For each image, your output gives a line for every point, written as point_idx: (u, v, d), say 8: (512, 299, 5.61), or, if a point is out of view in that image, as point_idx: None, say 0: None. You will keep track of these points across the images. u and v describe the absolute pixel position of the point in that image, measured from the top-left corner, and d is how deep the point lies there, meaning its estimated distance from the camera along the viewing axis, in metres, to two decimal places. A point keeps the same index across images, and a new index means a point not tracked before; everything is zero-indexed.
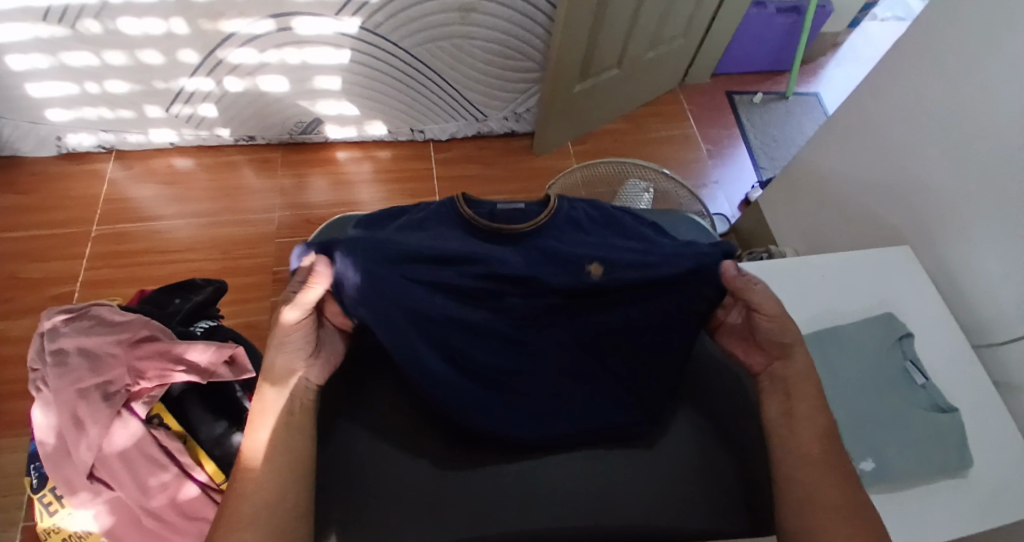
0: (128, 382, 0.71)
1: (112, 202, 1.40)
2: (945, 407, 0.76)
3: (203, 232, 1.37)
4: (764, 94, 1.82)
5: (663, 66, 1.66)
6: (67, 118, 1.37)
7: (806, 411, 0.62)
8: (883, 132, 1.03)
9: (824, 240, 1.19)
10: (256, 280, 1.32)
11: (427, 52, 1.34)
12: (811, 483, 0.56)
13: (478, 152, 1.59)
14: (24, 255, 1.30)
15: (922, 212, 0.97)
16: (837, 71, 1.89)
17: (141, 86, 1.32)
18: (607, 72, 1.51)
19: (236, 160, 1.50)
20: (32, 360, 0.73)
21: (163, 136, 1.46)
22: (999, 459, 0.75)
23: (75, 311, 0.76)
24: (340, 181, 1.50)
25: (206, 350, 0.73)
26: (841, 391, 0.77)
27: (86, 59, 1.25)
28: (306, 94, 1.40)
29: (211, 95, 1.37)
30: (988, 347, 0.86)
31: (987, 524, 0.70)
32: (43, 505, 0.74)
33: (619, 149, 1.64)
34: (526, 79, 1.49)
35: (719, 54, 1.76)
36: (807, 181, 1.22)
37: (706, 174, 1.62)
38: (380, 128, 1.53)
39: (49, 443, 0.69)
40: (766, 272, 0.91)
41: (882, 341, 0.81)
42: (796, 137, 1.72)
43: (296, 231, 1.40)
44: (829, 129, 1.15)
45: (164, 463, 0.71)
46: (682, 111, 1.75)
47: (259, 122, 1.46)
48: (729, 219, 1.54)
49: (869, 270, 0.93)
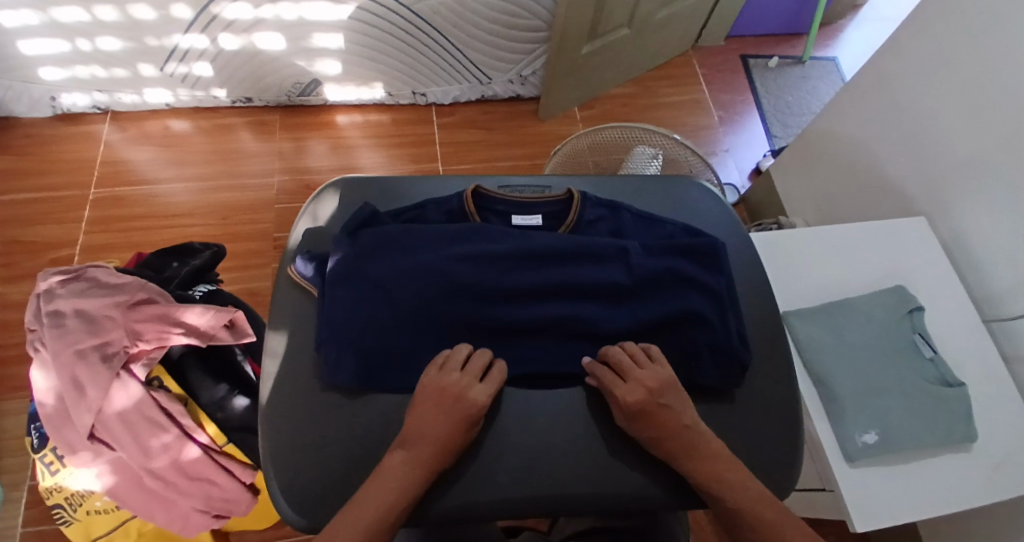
0: (126, 343, 0.70)
1: (108, 165, 1.38)
2: (952, 382, 0.75)
3: (200, 197, 1.35)
4: (779, 58, 1.75)
5: (675, 26, 1.59)
6: (60, 77, 1.34)
7: (715, 467, 0.50)
8: (901, 98, 0.99)
9: (836, 210, 1.16)
10: (257, 246, 1.30)
11: (427, 9, 1.29)
12: (757, 523, 0.48)
13: (482, 117, 1.55)
14: (21, 218, 1.29)
15: (938, 184, 0.94)
16: (856, 33, 1.82)
17: (134, 43, 1.28)
18: (617, 32, 1.45)
19: (234, 123, 1.47)
20: (29, 322, 0.73)
21: (158, 97, 1.42)
22: (1005, 432, 0.74)
23: (71, 272, 0.75)
24: (340, 145, 1.47)
25: (204, 315, 0.73)
26: (842, 369, 0.75)
27: (76, 15, 1.21)
28: (304, 53, 1.36)
29: (206, 53, 1.33)
30: (998, 320, 0.85)
31: (990, 496, 0.70)
32: (44, 465, 0.75)
33: (627, 114, 1.59)
34: (530, 39, 1.44)
35: (734, 15, 1.69)
36: (821, 149, 1.18)
37: (716, 141, 1.57)
38: (379, 90, 1.49)
39: (50, 405, 0.69)
40: (777, 243, 0.89)
41: (892, 313, 0.80)
42: (811, 103, 1.67)
43: (295, 196, 1.38)
44: (846, 94, 1.11)
45: (165, 425, 0.71)
46: (693, 74, 1.69)
47: (256, 82, 1.42)
48: (739, 189, 1.51)
49: (878, 242, 0.90)
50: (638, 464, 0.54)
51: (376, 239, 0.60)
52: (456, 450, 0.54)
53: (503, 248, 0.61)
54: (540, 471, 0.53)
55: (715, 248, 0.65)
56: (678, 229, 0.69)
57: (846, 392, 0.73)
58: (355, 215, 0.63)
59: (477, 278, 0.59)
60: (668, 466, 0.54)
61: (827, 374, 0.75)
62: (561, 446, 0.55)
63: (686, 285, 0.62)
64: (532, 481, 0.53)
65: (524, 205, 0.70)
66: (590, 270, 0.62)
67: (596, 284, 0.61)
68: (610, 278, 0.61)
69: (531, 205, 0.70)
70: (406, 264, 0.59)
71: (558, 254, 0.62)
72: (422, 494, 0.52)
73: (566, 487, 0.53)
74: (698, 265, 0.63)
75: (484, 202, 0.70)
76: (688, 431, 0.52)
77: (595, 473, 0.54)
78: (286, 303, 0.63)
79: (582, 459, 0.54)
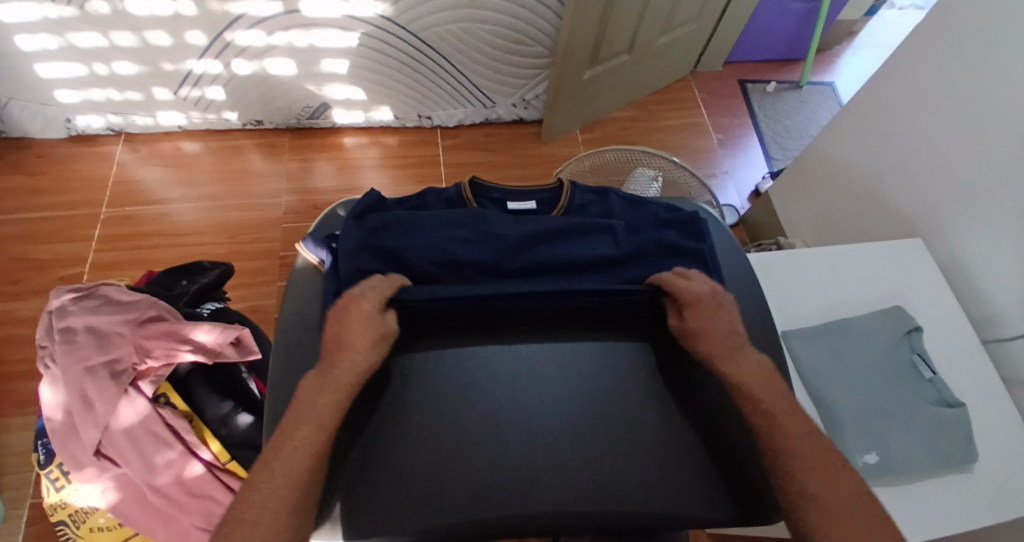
0: (135, 360, 0.72)
1: (120, 185, 1.41)
2: (952, 403, 0.75)
3: (209, 216, 1.38)
4: (778, 83, 1.79)
5: (675, 52, 1.63)
6: (75, 99, 1.38)
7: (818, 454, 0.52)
8: (897, 124, 1.01)
9: (835, 232, 1.17)
10: (263, 265, 1.32)
11: (434, 36, 1.33)
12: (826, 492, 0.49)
13: (485, 139, 1.58)
14: (34, 235, 1.31)
15: (935, 207, 0.96)
16: (853, 59, 1.86)
17: (149, 67, 1.32)
18: (618, 58, 1.49)
19: (243, 144, 1.50)
20: (41, 338, 0.74)
21: (171, 119, 1.46)
22: (1006, 454, 0.74)
23: (83, 289, 0.77)
24: (346, 166, 1.50)
25: (212, 331, 0.74)
26: (840, 389, 0.76)
27: (94, 40, 1.25)
28: (313, 78, 1.39)
29: (218, 77, 1.36)
30: (997, 341, 0.85)
31: (992, 518, 0.69)
32: (49, 481, 0.76)
33: (628, 137, 1.62)
34: (534, 65, 1.47)
35: (733, 41, 1.73)
36: (819, 171, 1.20)
37: (716, 163, 1.60)
38: (386, 114, 1.52)
39: (57, 419, 0.70)
40: (776, 263, 0.90)
41: (890, 334, 0.80)
42: (809, 127, 1.70)
43: (302, 216, 1.40)
44: (842, 119, 1.13)
45: (169, 441, 0.72)
46: (693, 98, 1.73)
47: (266, 105, 1.46)
48: (739, 210, 1.52)
49: (876, 263, 0.91)
50: (636, 481, 0.54)
51: (381, 221, 0.66)
52: (459, 468, 0.54)
53: (503, 230, 0.67)
54: (537, 491, 0.53)
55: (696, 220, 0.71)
56: (662, 207, 0.75)
57: (845, 413, 0.74)
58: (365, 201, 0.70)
59: (478, 252, 0.66)
60: (665, 481, 0.55)
61: (825, 393, 0.76)
62: (560, 464, 0.55)
63: (666, 255, 0.69)
64: (531, 500, 0.53)
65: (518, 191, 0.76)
66: (580, 245, 0.68)
67: (585, 258, 0.68)
68: (598, 253, 0.67)
69: (525, 192, 0.76)
70: (414, 239, 0.65)
71: (551, 232, 0.68)
72: (420, 511, 0.52)
73: (564, 507, 0.53)
74: (683, 235, 0.70)
75: (480, 190, 0.75)
76: (734, 338, 0.62)
77: (593, 492, 0.54)
78: (303, 286, 0.67)
79: (581, 478, 0.54)
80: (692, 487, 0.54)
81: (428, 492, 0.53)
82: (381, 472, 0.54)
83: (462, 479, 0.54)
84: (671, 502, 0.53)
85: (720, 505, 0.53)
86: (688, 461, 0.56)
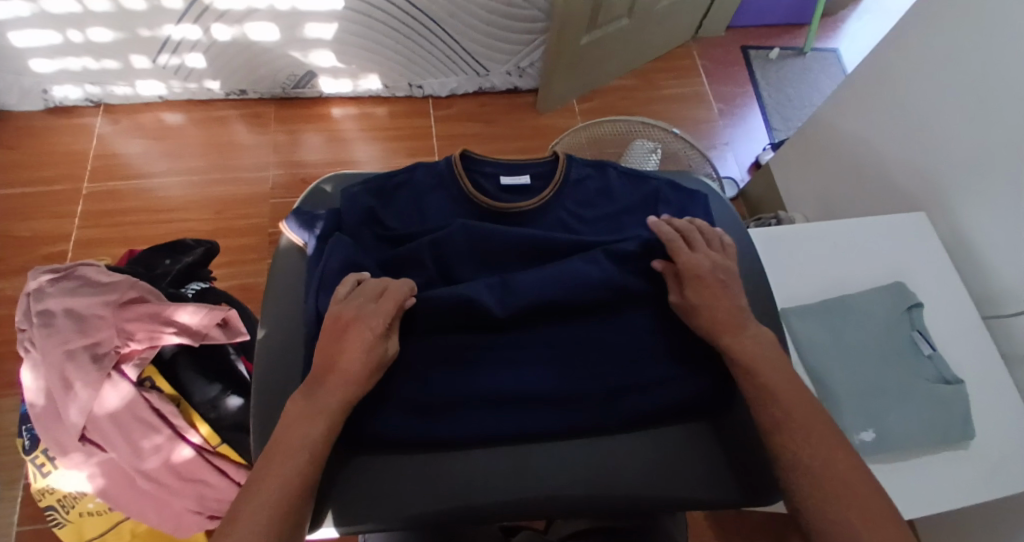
0: (117, 343, 0.69)
1: (101, 158, 1.36)
2: (951, 380, 0.74)
3: (194, 191, 1.34)
4: (781, 50, 1.73)
5: (675, 17, 1.57)
6: (50, 69, 1.32)
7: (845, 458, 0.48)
8: (904, 91, 0.98)
9: (837, 205, 1.15)
10: (253, 242, 1.29)
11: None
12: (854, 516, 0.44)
13: (479, 109, 1.53)
14: (14, 212, 1.27)
15: (937, 179, 0.93)
16: (858, 24, 1.80)
17: (125, 34, 1.26)
18: (616, 24, 1.44)
19: (228, 115, 1.45)
20: (19, 321, 0.72)
21: (151, 89, 1.40)
22: (1003, 430, 0.73)
23: (60, 271, 0.74)
24: (335, 138, 1.45)
25: (197, 313, 0.72)
26: (836, 368, 0.75)
27: (66, 5, 1.18)
28: (298, 44, 1.34)
29: (199, 45, 1.30)
30: (998, 318, 0.84)
31: (988, 495, 0.69)
32: (35, 466, 0.75)
33: (627, 107, 1.57)
34: (529, 30, 1.42)
35: (736, 5, 1.66)
36: (824, 144, 1.17)
37: (716, 134, 1.56)
38: (375, 82, 1.47)
39: (39, 405, 0.68)
40: (778, 239, 0.88)
41: (891, 311, 0.79)
42: (811, 95, 1.65)
43: (290, 190, 1.36)
44: (847, 87, 1.09)
45: (157, 426, 0.70)
46: (694, 66, 1.67)
47: (250, 74, 1.40)
48: (738, 183, 1.49)
49: (875, 239, 0.89)
50: (634, 468, 0.55)
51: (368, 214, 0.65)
52: (460, 464, 0.54)
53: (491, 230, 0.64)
54: (537, 473, 0.54)
55: (695, 212, 0.70)
56: (671, 192, 0.71)
57: (843, 391, 0.73)
58: (355, 212, 0.65)
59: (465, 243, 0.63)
60: (662, 464, 0.55)
61: (822, 371, 0.75)
62: (562, 454, 0.55)
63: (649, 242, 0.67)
64: (529, 485, 0.53)
65: (512, 166, 0.71)
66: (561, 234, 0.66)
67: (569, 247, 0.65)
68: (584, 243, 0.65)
69: (521, 165, 0.71)
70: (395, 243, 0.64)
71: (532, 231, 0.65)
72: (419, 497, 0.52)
73: (562, 491, 0.53)
74: (675, 220, 0.69)
75: (472, 164, 0.71)
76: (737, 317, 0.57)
77: (595, 479, 0.54)
78: (288, 268, 0.65)
79: (586, 468, 0.54)
80: (693, 470, 0.55)
81: (427, 489, 0.52)
82: (388, 475, 0.53)
83: (459, 473, 0.53)
84: (676, 486, 0.54)
85: (722, 487, 0.54)
86: (686, 444, 0.57)
